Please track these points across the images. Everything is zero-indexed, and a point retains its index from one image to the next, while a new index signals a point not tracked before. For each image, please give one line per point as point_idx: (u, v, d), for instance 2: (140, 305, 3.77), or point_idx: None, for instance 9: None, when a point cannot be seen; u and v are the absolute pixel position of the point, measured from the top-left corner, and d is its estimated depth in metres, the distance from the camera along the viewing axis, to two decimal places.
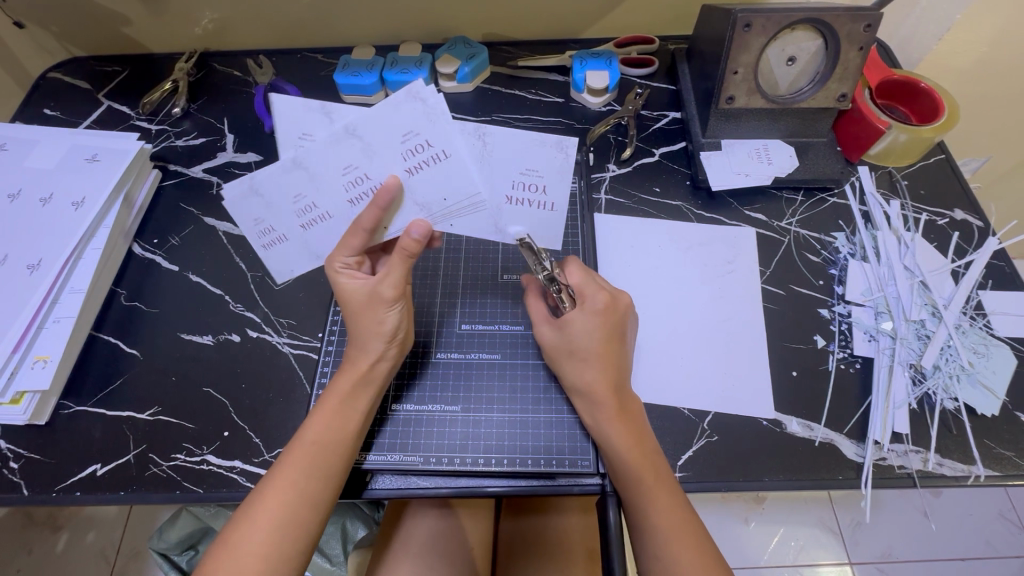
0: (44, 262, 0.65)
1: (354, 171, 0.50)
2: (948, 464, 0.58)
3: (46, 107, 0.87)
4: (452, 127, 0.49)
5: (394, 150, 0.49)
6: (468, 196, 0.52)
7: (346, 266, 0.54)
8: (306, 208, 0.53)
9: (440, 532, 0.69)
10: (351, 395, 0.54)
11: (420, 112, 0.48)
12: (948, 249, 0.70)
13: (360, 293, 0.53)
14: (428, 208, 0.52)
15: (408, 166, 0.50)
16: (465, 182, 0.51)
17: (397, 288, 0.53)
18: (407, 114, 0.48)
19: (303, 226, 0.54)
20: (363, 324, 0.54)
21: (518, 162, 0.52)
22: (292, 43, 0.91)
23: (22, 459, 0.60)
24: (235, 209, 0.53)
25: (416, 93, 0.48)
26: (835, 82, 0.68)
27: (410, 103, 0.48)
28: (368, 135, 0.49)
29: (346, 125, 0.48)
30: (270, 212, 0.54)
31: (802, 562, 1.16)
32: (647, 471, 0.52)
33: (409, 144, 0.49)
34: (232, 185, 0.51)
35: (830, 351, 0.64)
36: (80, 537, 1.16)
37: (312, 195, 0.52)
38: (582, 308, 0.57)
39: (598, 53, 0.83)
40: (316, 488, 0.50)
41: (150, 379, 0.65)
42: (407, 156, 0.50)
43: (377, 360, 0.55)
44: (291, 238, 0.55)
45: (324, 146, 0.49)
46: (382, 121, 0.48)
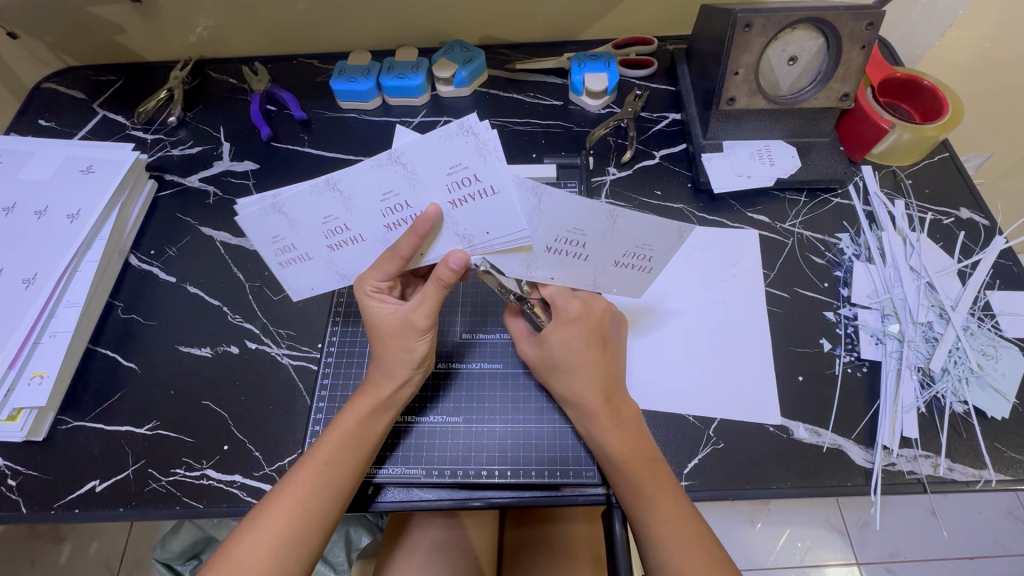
0: (39, 276, 0.64)
1: (393, 198, 0.48)
2: (959, 468, 0.57)
3: (41, 118, 0.86)
4: (502, 166, 0.45)
5: (439, 180, 0.47)
6: (512, 231, 0.50)
7: (377, 290, 0.53)
8: (335, 230, 0.51)
9: (445, 542, 0.68)
10: (367, 417, 0.53)
11: (472, 148, 0.45)
12: (954, 249, 0.69)
13: (392, 322, 0.53)
14: (468, 239, 0.51)
15: (453, 197, 0.48)
16: (513, 218, 0.49)
17: (430, 315, 0.53)
18: (457, 148, 0.45)
19: (330, 247, 0.52)
20: (390, 349, 0.54)
21: (641, 239, 0.51)
22: (287, 49, 0.90)
23: (20, 476, 0.60)
24: (252, 229, 0.49)
25: (469, 128, 0.44)
26: (837, 82, 0.67)
27: (462, 138, 0.44)
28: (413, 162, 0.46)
29: (392, 153, 0.46)
30: (293, 231, 0.50)
31: (809, 563, 1.15)
32: (648, 480, 0.51)
33: (455, 176, 0.46)
34: (253, 206, 0.48)
35: (836, 355, 0.63)
36: (83, 547, 1.16)
37: (343, 218, 0.50)
38: (555, 321, 0.56)
39: (596, 54, 0.82)
40: (320, 505, 0.49)
41: (148, 393, 0.64)
42: (452, 188, 0.47)
43: (400, 386, 0.54)
44: (315, 257, 0.53)
45: (365, 170, 0.46)
46: (432, 153, 0.45)
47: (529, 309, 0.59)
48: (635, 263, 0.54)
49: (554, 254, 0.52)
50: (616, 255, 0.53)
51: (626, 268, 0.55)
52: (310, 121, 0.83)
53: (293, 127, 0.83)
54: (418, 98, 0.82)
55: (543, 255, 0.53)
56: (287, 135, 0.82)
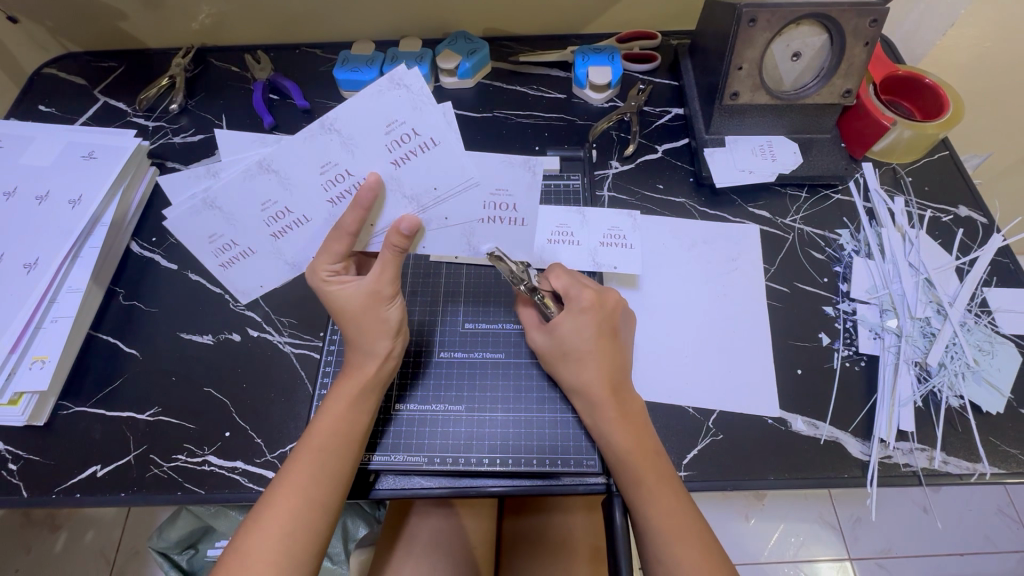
0: (40, 261, 0.64)
1: (332, 168, 0.48)
2: (954, 462, 0.58)
3: (41, 104, 0.86)
4: (440, 115, 0.46)
5: (379, 142, 0.47)
6: (457, 182, 0.50)
7: (333, 274, 0.53)
8: (277, 215, 0.51)
9: (444, 531, 0.68)
10: (357, 400, 0.53)
11: (405, 100, 0.46)
12: (953, 246, 0.69)
13: (353, 299, 0.53)
14: (417, 199, 0.51)
15: (394, 156, 0.48)
16: (455, 169, 0.49)
17: (395, 282, 0.54)
18: (390, 103, 0.46)
19: (275, 235, 0.53)
20: (359, 326, 0.54)
21: (610, 223, 0.68)
22: (290, 39, 0.90)
23: (21, 460, 0.60)
24: (182, 229, 0.50)
25: (399, 81, 0.45)
26: (840, 78, 0.68)
27: (394, 92, 0.46)
28: (346, 126, 0.46)
29: (324, 122, 0.46)
30: (231, 227, 0.52)
31: (802, 558, 1.16)
32: (650, 472, 0.51)
33: (393, 134, 0.47)
34: (185, 203, 0.49)
35: (835, 349, 0.63)
36: (79, 536, 1.16)
37: (283, 201, 0.50)
38: (567, 311, 0.57)
39: (600, 48, 0.82)
40: (324, 494, 0.49)
41: (149, 378, 0.64)
42: (393, 147, 0.48)
43: (383, 360, 0.55)
44: (260, 250, 0.54)
45: (298, 146, 0.47)
46: (363, 112, 0.46)
47: (539, 299, 0.59)
48: (616, 243, 0.67)
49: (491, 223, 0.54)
50: (600, 234, 0.67)
51: (613, 246, 0.67)
52: (313, 111, 0.83)
53: (296, 116, 0.83)
54: None
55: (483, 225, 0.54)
56: (290, 124, 0.82)
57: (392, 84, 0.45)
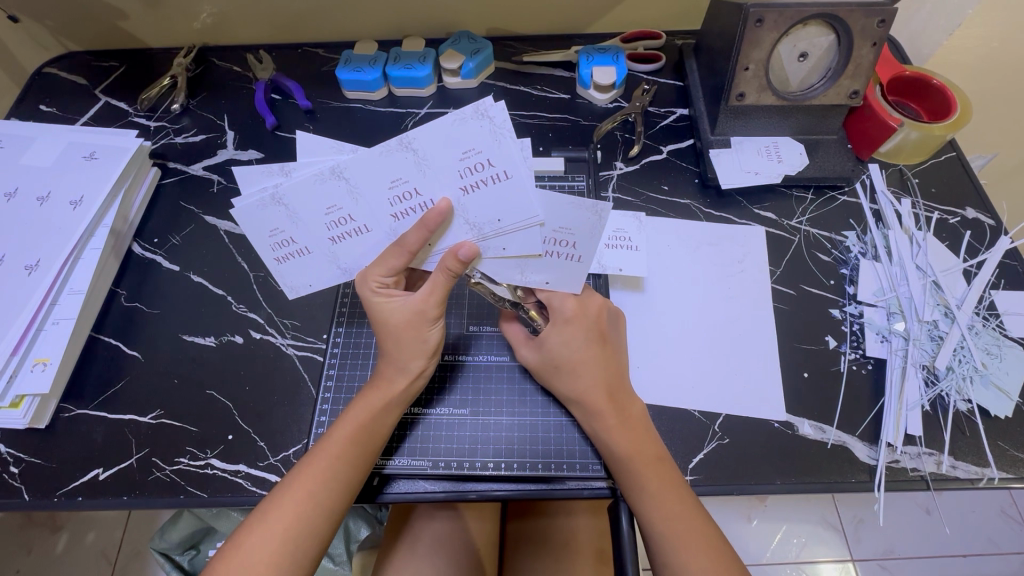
0: (42, 262, 0.64)
1: (402, 185, 0.49)
2: (962, 466, 0.57)
3: (42, 103, 0.85)
4: (516, 149, 0.47)
5: (452, 167, 0.48)
6: (524, 217, 0.50)
7: (383, 286, 0.52)
8: (339, 221, 0.51)
9: (447, 534, 0.68)
10: (378, 413, 0.53)
11: (486, 131, 0.46)
12: (959, 248, 0.69)
13: (402, 315, 0.53)
14: (478, 228, 0.50)
15: (464, 183, 0.49)
16: (524, 204, 0.49)
17: (441, 304, 0.53)
18: (473, 131, 0.47)
19: (333, 240, 0.52)
20: (404, 342, 0.53)
21: (616, 225, 0.68)
22: (292, 38, 0.90)
23: (23, 463, 0.59)
24: (250, 219, 0.50)
25: (485, 111, 0.46)
26: (847, 79, 0.67)
27: (477, 121, 0.46)
28: (424, 147, 0.47)
29: (403, 139, 0.47)
30: (293, 224, 0.51)
31: (804, 559, 1.16)
32: (654, 477, 0.51)
33: (468, 161, 0.48)
34: (254, 196, 0.50)
35: (841, 352, 0.63)
36: (80, 537, 1.15)
37: (348, 208, 0.50)
38: (552, 323, 0.57)
39: (605, 48, 0.81)
40: (330, 498, 0.49)
41: (151, 381, 0.64)
42: (465, 174, 0.48)
43: (414, 377, 0.55)
44: (315, 251, 0.53)
45: (375, 158, 0.47)
46: (444, 137, 0.47)
47: (526, 312, 0.59)
48: (621, 245, 0.67)
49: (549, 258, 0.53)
50: (604, 236, 0.68)
51: (616, 249, 0.67)
52: (315, 111, 0.82)
53: (298, 116, 0.82)
54: (424, 89, 0.82)
55: (541, 261, 0.54)
56: (292, 124, 0.81)
57: (477, 113, 0.46)
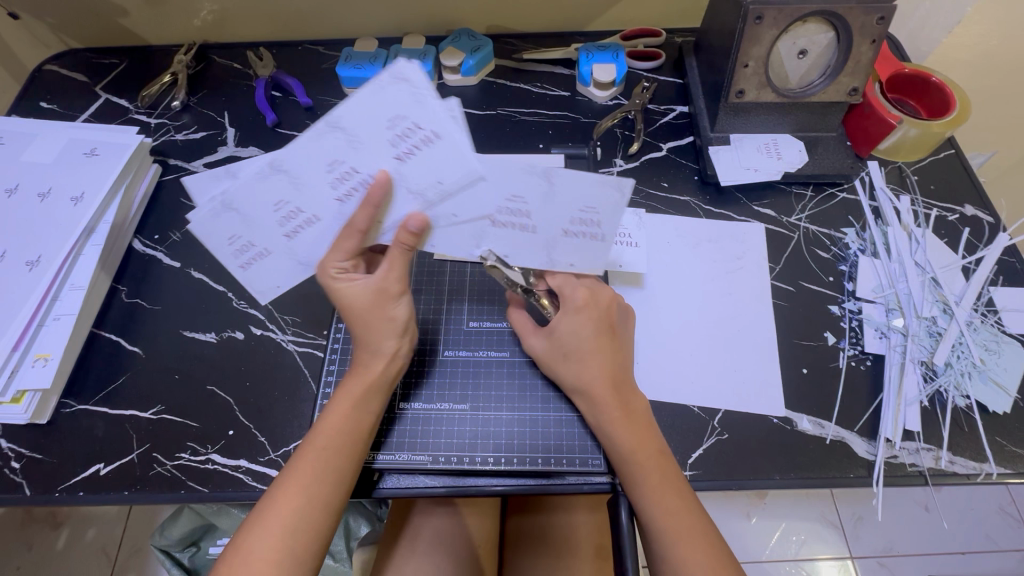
0: (43, 258, 0.64)
1: (340, 166, 0.48)
2: (960, 461, 0.57)
3: (43, 101, 0.85)
4: (444, 108, 0.45)
5: (382, 138, 0.46)
6: (465, 175, 0.48)
7: (342, 271, 0.52)
8: (290, 215, 0.50)
9: (447, 530, 0.68)
10: (361, 400, 0.53)
11: (408, 94, 0.45)
12: (958, 245, 0.69)
13: (365, 296, 0.52)
14: (423, 194, 0.49)
15: (399, 152, 0.47)
16: (463, 162, 0.47)
17: (403, 279, 0.54)
18: (392, 97, 0.45)
19: (289, 235, 0.52)
20: (372, 323, 0.53)
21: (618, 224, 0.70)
22: (292, 36, 0.90)
23: (24, 458, 0.60)
24: (204, 232, 0.50)
25: (399, 74, 0.44)
26: (846, 76, 0.67)
27: (396, 86, 0.45)
28: (349, 122, 0.46)
29: (328, 118, 0.45)
30: (247, 228, 0.51)
31: (803, 557, 1.16)
32: (653, 472, 0.51)
33: (396, 129, 0.46)
34: (202, 206, 0.49)
35: (840, 348, 0.63)
36: (81, 533, 1.15)
37: (296, 201, 0.50)
38: (563, 311, 0.57)
39: (605, 45, 0.82)
40: (327, 492, 0.49)
41: (152, 377, 0.64)
42: (397, 142, 0.47)
43: (389, 359, 0.55)
44: (274, 249, 0.53)
45: (305, 144, 0.46)
46: (366, 108, 0.45)
47: (535, 300, 0.59)
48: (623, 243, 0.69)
49: (571, 237, 0.53)
50: None
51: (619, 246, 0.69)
52: (316, 108, 0.83)
53: (298, 114, 0.82)
54: None
55: (562, 240, 0.54)
56: (293, 122, 0.82)
57: (393, 78, 0.44)
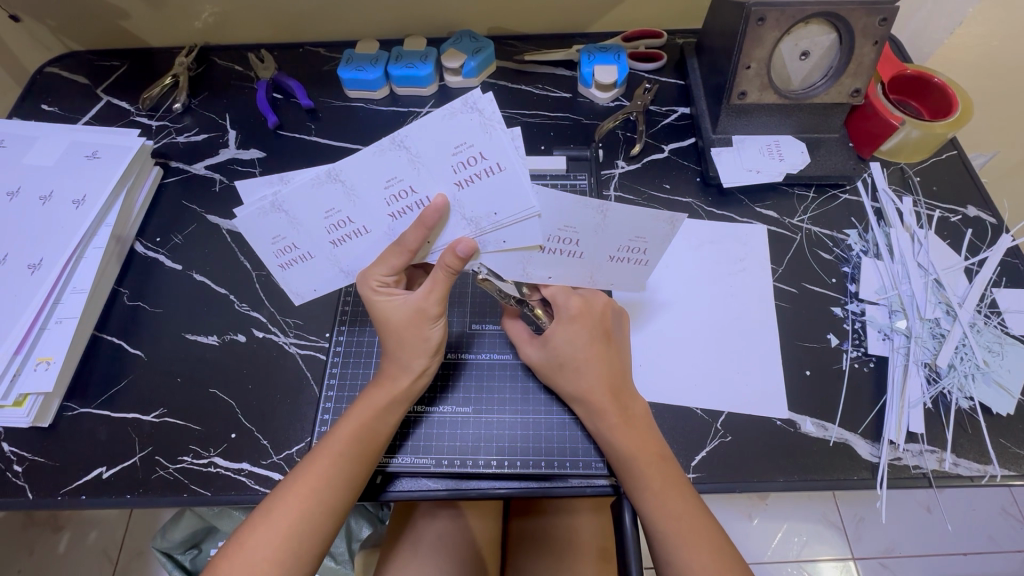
0: (45, 261, 0.64)
1: (397, 184, 0.49)
2: (964, 463, 0.57)
3: (44, 103, 0.85)
4: (507, 140, 0.47)
5: (445, 163, 0.48)
6: (521, 208, 0.49)
7: (384, 285, 0.52)
8: (338, 224, 0.51)
9: (449, 533, 0.68)
10: (382, 411, 0.53)
11: (477, 124, 0.46)
12: (961, 246, 0.69)
13: (403, 313, 0.53)
14: (476, 222, 0.50)
15: (459, 178, 0.48)
16: (520, 195, 0.49)
17: (442, 301, 0.53)
18: (463, 126, 0.46)
19: (334, 243, 0.52)
20: (407, 340, 0.54)
21: None
22: (293, 37, 0.90)
23: (26, 462, 0.59)
24: (252, 230, 0.50)
25: (473, 104, 0.46)
26: (848, 77, 0.67)
27: (467, 115, 0.46)
28: (416, 144, 0.47)
29: (395, 138, 0.47)
30: (294, 229, 0.51)
31: (804, 558, 1.16)
32: (657, 476, 0.51)
33: (461, 156, 0.47)
34: (254, 204, 0.49)
35: (843, 350, 0.63)
36: (82, 536, 1.15)
37: (346, 210, 0.50)
38: (557, 320, 0.57)
39: (606, 47, 0.82)
40: (331, 496, 0.49)
41: (154, 380, 0.64)
42: (459, 169, 0.48)
43: (417, 376, 0.55)
44: (317, 255, 0.53)
45: (368, 158, 0.47)
46: (436, 133, 0.46)
47: (530, 310, 0.60)
48: None
49: (617, 263, 0.55)
50: None
51: None
52: (317, 110, 0.82)
53: (299, 116, 0.82)
54: (425, 88, 0.82)
55: (607, 265, 0.56)
56: (294, 124, 0.81)
57: (466, 107, 0.45)
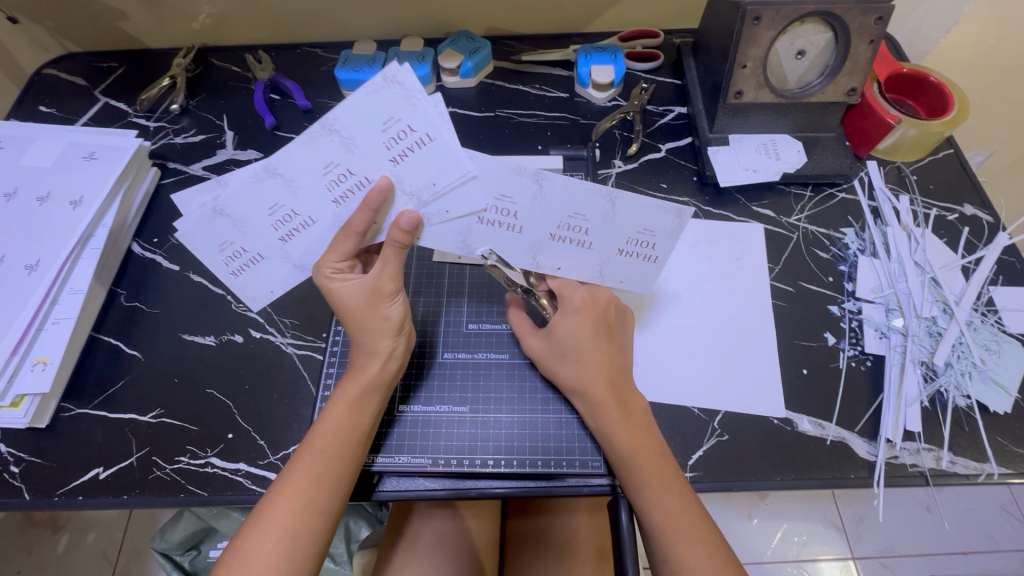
0: (42, 262, 0.64)
1: (336, 169, 0.49)
2: (961, 462, 0.57)
3: (42, 104, 0.85)
4: (433, 109, 0.48)
5: (377, 142, 0.48)
6: (457, 174, 0.49)
7: (338, 271, 0.52)
8: (285, 219, 0.51)
9: (447, 533, 0.68)
10: (360, 400, 0.53)
11: (400, 97, 0.47)
12: (958, 244, 0.69)
13: (359, 294, 0.52)
14: (416, 195, 0.50)
15: (393, 154, 0.49)
16: (455, 163, 0.49)
17: (396, 278, 0.52)
18: (386, 100, 0.47)
19: (282, 239, 0.53)
20: (367, 323, 0.53)
21: None
22: (291, 38, 0.90)
23: (23, 463, 0.59)
24: (194, 239, 0.51)
25: (393, 78, 0.46)
26: (845, 76, 0.67)
27: (388, 89, 0.46)
28: (345, 125, 0.47)
29: (324, 123, 0.47)
30: (240, 233, 0.52)
31: (804, 557, 1.16)
32: (653, 473, 0.51)
33: (390, 132, 0.48)
34: (195, 211, 0.50)
35: (840, 349, 0.63)
36: (81, 537, 1.15)
37: (290, 204, 0.51)
38: (563, 311, 0.57)
39: (603, 46, 0.82)
40: (324, 495, 0.49)
41: (151, 381, 0.64)
42: (391, 145, 0.48)
43: (385, 360, 0.54)
44: (268, 255, 0.54)
45: (301, 148, 0.48)
46: (359, 111, 0.47)
47: (535, 300, 0.60)
48: None
49: (626, 257, 0.56)
50: None
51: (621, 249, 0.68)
52: (314, 111, 0.82)
53: (297, 116, 0.82)
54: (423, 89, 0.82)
55: (615, 259, 0.56)
56: (291, 124, 0.82)
57: (386, 81, 0.46)
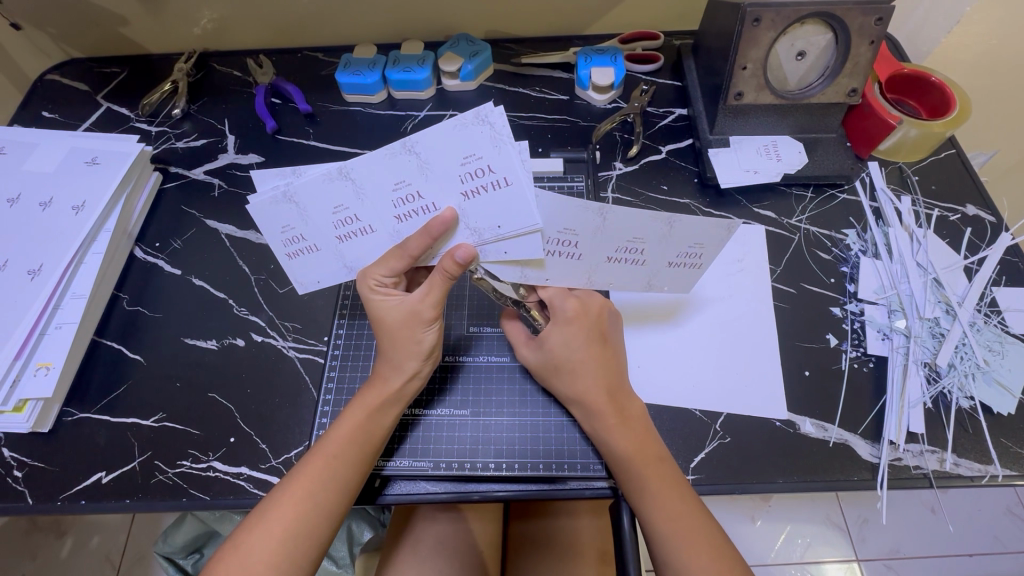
0: (45, 267, 0.64)
1: (405, 187, 0.50)
2: (965, 463, 0.57)
3: (45, 110, 0.86)
4: (516, 155, 0.47)
5: (453, 173, 0.48)
6: (525, 224, 0.50)
7: (382, 285, 0.53)
8: (345, 220, 0.52)
9: (449, 535, 0.68)
10: (376, 412, 0.53)
11: (487, 137, 0.46)
12: (960, 245, 0.69)
13: (399, 314, 0.53)
14: (478, 232, 0.51)
15: (465, 189, 0.49)
16: (525, 211, 0.49)
17: (438, 305, 0.53)
18: (473, 136, 0.47)
19: (340, 238, 0.54)
20: (399, 342, 0.54)
21: None
22: (292, 42, 0.90)
23: (26, 467, 0.60)
24: (262, 217, 0.51)
25: (485, 117, 0.46)
26: (845, 77, 0.67)
27: (478, 127, 0.46)
28: (425, 151, 0.47)
29: (405, 142, 0.47)
30: (304, 222, 0.52)
31: (808, 560, 1.15)
32: (653, 475, 0.51)
33: (469, 167, 0.48)
34: (267, 194, 0.51)
35: (843, 350, 0.63)
36: (84, 541, 1.16)
37: (353, 208, 0.51)
38: (554, 322, 0.57)
39: (603, 49, 0.82)
40: (328, 500, 0.49)
41: (153, 385, 0.64)
42: (465, 179, 0.49)
43: (410, 378, 0.54)
44: (323, 248, 0.55)
45: (378, 160, 0.48)
46: (444, 142, 0.47)
47: (527, 311, 0.60)
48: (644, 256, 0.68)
49: (676, 269, 0.57)
50: None
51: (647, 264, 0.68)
52: (315, 114, 0.83)
53: (299, 120, 0.83)
54: (424, 92, 0.82)
55: (666, 271, 0.58)
56: (292, 128, 0.82)
57: (478, 119, 0.46)
